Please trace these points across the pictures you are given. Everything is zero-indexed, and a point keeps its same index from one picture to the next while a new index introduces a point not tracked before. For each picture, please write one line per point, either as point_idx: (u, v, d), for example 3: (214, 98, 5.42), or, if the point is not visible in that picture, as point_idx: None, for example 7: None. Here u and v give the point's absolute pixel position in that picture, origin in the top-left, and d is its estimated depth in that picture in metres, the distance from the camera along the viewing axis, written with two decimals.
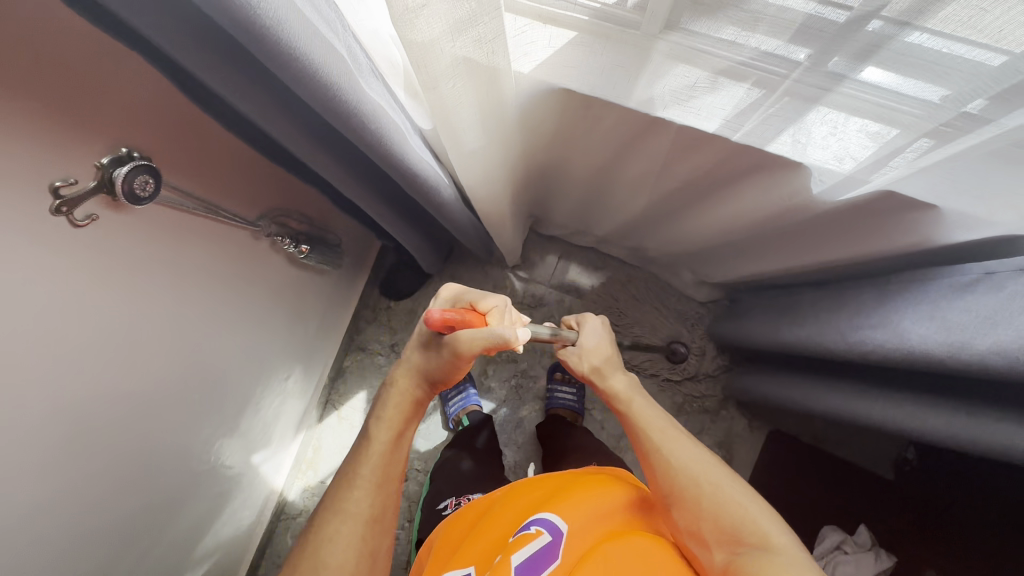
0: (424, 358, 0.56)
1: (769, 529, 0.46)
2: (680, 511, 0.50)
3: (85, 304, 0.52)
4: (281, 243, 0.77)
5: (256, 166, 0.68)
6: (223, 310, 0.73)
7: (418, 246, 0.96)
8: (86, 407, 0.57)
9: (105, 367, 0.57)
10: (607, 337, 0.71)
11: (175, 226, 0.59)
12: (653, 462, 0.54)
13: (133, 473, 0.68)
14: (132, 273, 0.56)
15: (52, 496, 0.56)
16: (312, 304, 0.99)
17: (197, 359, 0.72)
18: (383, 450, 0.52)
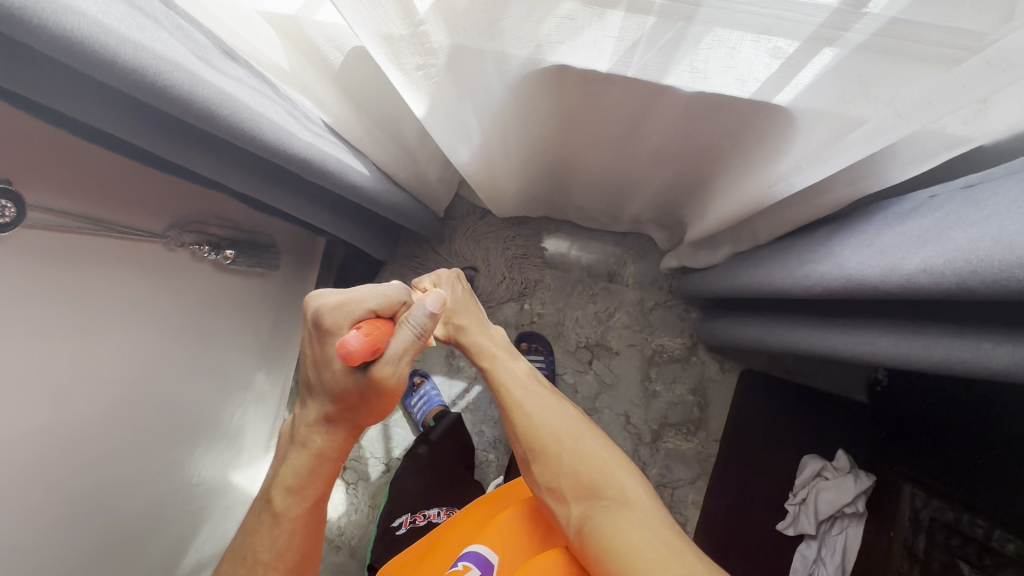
0: (340, 409, 0.52)
1: (622, 483, 0.54)
2: (541, 470, 0.57)
3: None
4: (200, 251, 0.73)
5: (153, 173, 0.63)
6: (149, 329, 0.70)
7: (359, 236, 0.93)
8: (5, 451, 0.54)
9: (21, 407, 0.55)
10: (462, 293, 0.74)
11: (66, 250, 0.55)
12: (519, 423, 0.61)
13: (87, 504, 0.66)
14: (23, 306, 0.52)
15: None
16: (254, 311, 0.95)
17: (129, 385, 0.69)
18: (291, 530, 0.52)
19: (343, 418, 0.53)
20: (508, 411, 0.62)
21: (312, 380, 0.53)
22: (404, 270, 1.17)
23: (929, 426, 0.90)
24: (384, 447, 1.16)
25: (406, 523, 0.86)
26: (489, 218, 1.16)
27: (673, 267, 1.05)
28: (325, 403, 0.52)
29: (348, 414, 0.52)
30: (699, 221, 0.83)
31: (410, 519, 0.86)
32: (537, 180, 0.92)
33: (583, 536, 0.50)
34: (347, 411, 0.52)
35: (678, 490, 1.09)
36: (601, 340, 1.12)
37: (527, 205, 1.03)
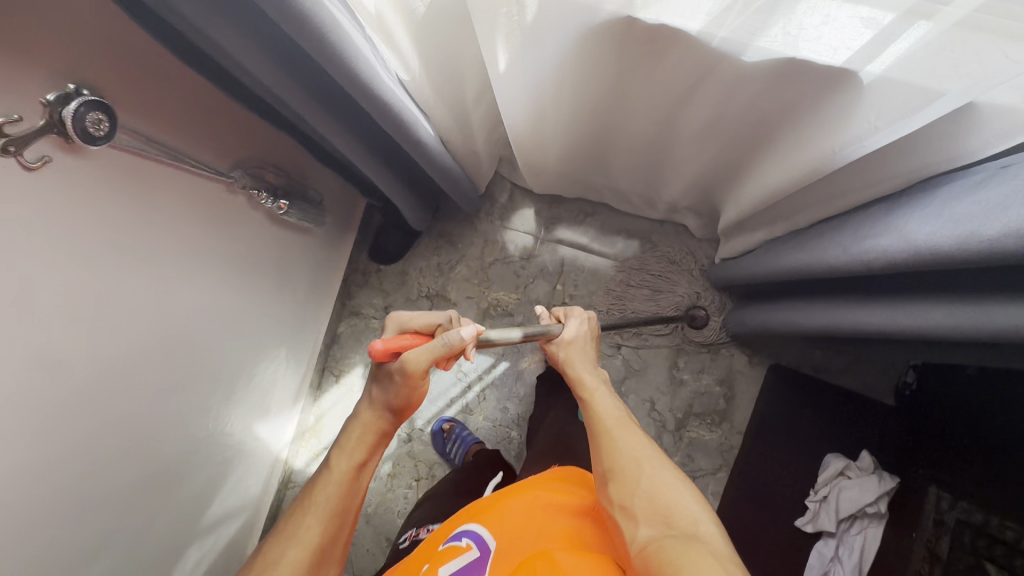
0: (382, 388, 0.54)
1: (698, 518, 0.47)
2: (616, 488, 0.51)
3: (54, 262, 0.50)
4: (258, 197, 0.74)
5: (225, 110, 0.64)
6: (201, 270, 0.71)
7: (406, 202, 0.93)
8: (64, 370, 0.55)
9: (83, 328, 0.55)
10: (590, 331, 0.71)
11: (143, 176, 0.56)
12: (603, 443, 0.55)
13: (128, 438, 0.67)
14: (98, 225, 0.53)
15: (46, 456, 0.56)
16: (295, 268, 0.96)
17: (178, 324, 0.70)
18: (343, 480, 0.51)
19: (382, 397, 0.54)
20: (598, 430, 0.57)
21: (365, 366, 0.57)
22: (439, 243, 1.18)
23: (957, 431, 0.90)
24: (408, 415, 1.15)
25: (409, 538, 0.81)
26: (528, 197, 1.17)
27: (720, 258, 1.04)
28: (371, 382, 0.55)
29: (383, 395, 0.54)
30: (737, 201, 0.83)
31: (414, 534, 0.81)
32: (583, 163, 0.92)
33: (649, 556, 0.44)
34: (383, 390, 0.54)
35: (699, 480, 1.10)
36: (633, 325, 1.13)
37: (572, 185, 1.03)
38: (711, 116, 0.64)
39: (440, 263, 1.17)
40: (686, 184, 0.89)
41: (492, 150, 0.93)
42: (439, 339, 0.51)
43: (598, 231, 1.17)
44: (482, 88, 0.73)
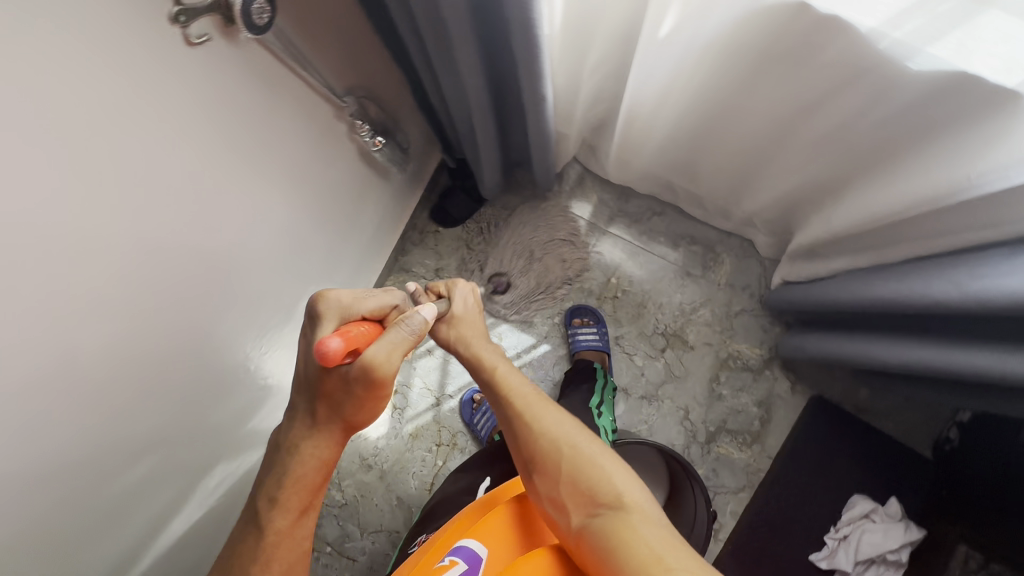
0: (326, 413, 0.53)
1: (621, 485, 0.51)
2: (543, 479, 0.54)
3: (164, 140, 0.49)
4: (359, 129, 0.74)
5: (349, 28, 0.65)
6: (291, 189, 0.71)
7: (489, 163, 0.93)
8: (155, 255, 0.55)
9: (181, 216, 0.55)
10: (476, 305, 0.66)
11: (261, 73, 0.56)
12: (520, 432, 0.57)
13: (193, 342, 0.67)
14: (211, 114, 0.53)
15: (130, 335, 0.56)
16: (368, 211, 0.96)
17: (259, 237, 0.70)
18: (279, 539, 0.53)
19: (327, 424, 0.54)
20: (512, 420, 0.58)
21: (298, 383, 0.55)
22: (501, 214, 1.17)
23: (994, 491, 0.89)
24: (439, 378, 1.16)
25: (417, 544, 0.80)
26: (598, 186, 1.17)
27: (781, 279, 1.01)
28: (309, 406, 0.54)
29: (330, 415, 0.53)
30: (821, 220, 0.82)
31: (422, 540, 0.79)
32: (670, 164, 0.92)
33: (587, 541, 0.47)
34: (333, 411, 0.53)
35: (718, 496, 1.05)
36: (681, 332, 1.11)
37: (652, 184, 1.02)
38: (834, 125, 0.63)
39: (499, 235, 1.16)
40: (770, 199, 0.88)
41: (583, 128, 0.93)
42: (407, 327, 0.51)
43: (661, 231, 1.15)
44: (601, 59, 0.73)
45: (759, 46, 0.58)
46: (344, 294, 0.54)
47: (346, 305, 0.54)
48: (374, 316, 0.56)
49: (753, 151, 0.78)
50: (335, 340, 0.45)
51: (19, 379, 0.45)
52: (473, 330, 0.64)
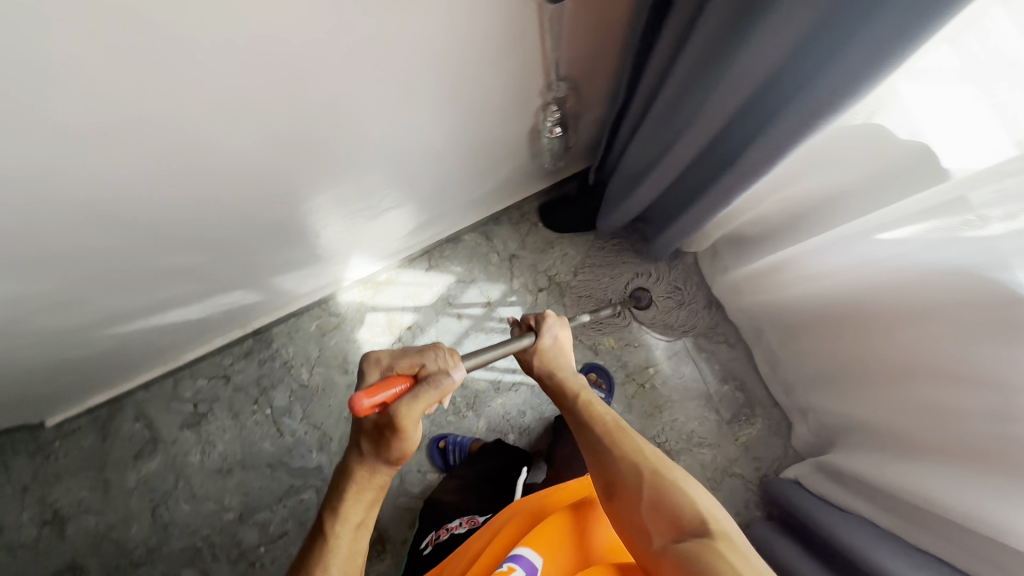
0: (372, 447, 0.56)
1: (707, 511, 0.49)
2: (624, 503, 0.53)
3: (401, 25, 0.52)
4: (547, 112, 0.76)
5: (609, 38, 0.67)
6: (462, 121, 0.73)
7: (624, 208, 0.94)
8: (326, 102, 0.58)
9: (368, 87, 0.58)
10: (563, 334, 0.73)
11: (517, 25, 0.58)
12: (603, 457, 0.58)
13: (292, 185, 0.70)
14: (453, 29, 0.55)
15: (257, 145, 0.59)
16: (497, 171, 0.98)
17: (406, 143, 0.72)
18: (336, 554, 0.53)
19: (369, 464, 0.56)
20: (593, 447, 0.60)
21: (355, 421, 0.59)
22: (590, 244, 1.18)
23: None
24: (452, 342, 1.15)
25: (429, 543, 0.82)
26: (696, 285, 1.15)
27: (793, 476, 0.99)
28: (361, 442, 0.56)
29: (374, 452, 0.56)
30: (868, 457, 0.79)
31: (434, 538, 0.82)
32: (779, 314, 0.91)
33: (671, 564, 0.45)
34: (376, 452, 0.56)
35: None
36: (673, 455, 1.08)
37: (747, 314, 1.03)
38: (946, 402, 0.61)
39: (582, 263, 1.17)
40: (838, 408, 0.86)
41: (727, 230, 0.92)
42: (433, 385, 0.55)
43: (719, 361, 1.13)
44: (794, 196, 0.72)
45: (944, 293, 0.57)
46: (386, 353, 0.59)
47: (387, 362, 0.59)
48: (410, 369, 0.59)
49: (859, 362, 0.77)
50: (365, 393, 0.52)
51: (160, 117, 0.49)
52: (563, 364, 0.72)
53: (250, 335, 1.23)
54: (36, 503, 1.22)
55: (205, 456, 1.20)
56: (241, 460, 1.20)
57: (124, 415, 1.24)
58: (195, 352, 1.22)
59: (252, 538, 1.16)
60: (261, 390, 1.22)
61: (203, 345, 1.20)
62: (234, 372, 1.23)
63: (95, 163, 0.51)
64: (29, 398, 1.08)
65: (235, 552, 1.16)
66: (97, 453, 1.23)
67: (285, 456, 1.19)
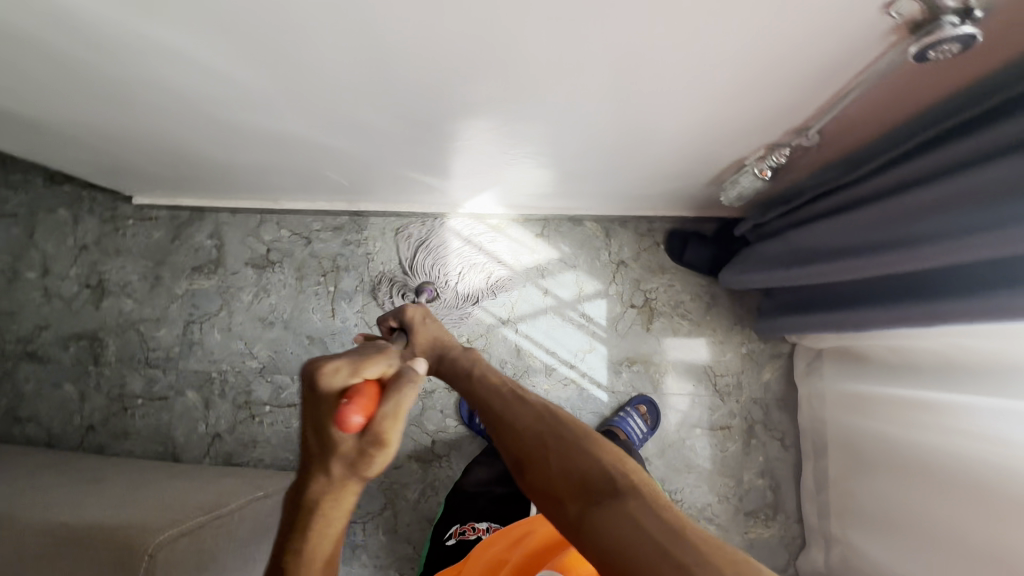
0: (339, 486, 0.43)
1: (607, 463, 0.43)
2: (528, 470, 0.47)
3: (748, 24, 0.49)
4: (771, 154, 0.76)
5: (895, 113, 0.63)
6: (698, 117, 0.71)
7: (770, 276, 0.92)
8: (618, 54, 0.56)
9: (661, 58, 0.56)
10: (430, 322, 0.71)
11: (837, 68, 0.55)
12: (502, 428, 0.51)
13: (512, 102, 0.69)
14: (785, 46, 0.52)
15: (529, 59, 0.58)
16: (670, 175, 0.96)
17: (637, 113, 0.71)
18: None
19: (335, 501, 0.43)
20: (493, 420, 0.53)
21: (305, 455, 0.43)
22: (703, 295, 1.16)
23: None
24: (524, 311, 1.17)
25: (455, 536, 0.82)
26: (780, 375, 1.13)
27: None
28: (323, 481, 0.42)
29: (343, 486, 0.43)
30: None
31: (460, 532, 0.82)
32: (879, 445, 0.89)
33: (585, 536, 0.39)
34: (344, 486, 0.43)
35: None
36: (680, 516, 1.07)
37: (837, 428, 1.00)
38: None
39: (682, 301, 1.16)
40: (886, 558, 0.84)
41: (864, 342, 0.90)
42: (414, 379, 0.44)
43: (766, 454, 1.11)
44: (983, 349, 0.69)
45: None
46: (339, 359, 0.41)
47: (342, 369, 0.42)
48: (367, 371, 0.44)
49: (943, 529, 0.75)
50: (354, 413, 0.39)
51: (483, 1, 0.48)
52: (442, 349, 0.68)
53: (349, 213, 1.23)
54: (89, 263, 1.25)
55: (256, 299, 1.21)
56: (285, 320, 1.20)
57: (200, 228, 1.25)
58: (294, 202, 1.22)
59: (262, 394, 1.18)
60: (334, 267, 1.21)
61: (306, 200, 1.20)
62: (316, 238, 1.23)
63: (400, 7, 0.50)
64: (139, 172, 1.09)
65: (243, 398, 1.18)
66: (161, 248, 1.25)
67: (327, 337, 1.18)
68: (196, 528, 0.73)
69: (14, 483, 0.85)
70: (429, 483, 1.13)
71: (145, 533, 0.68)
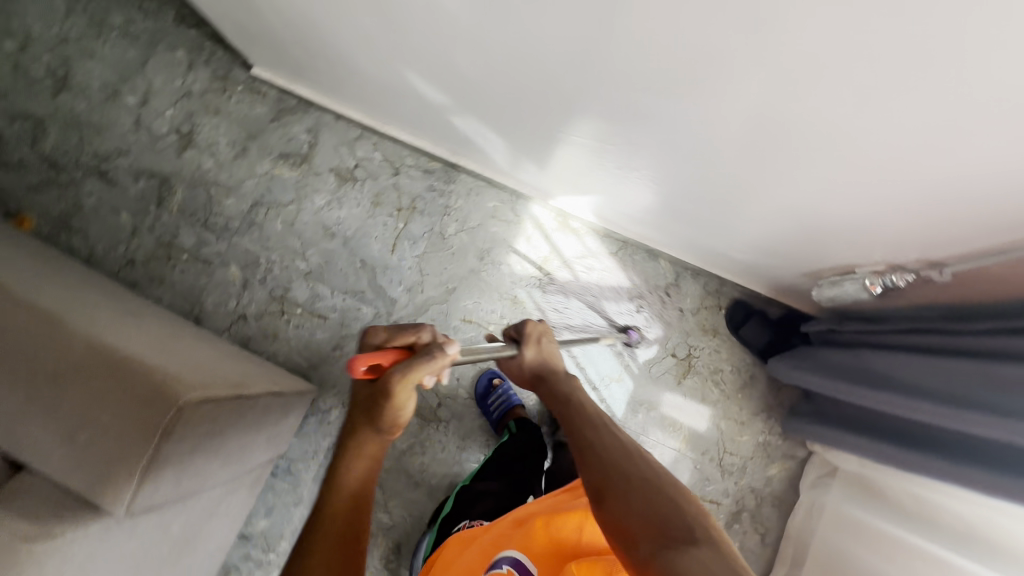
0: (370, 421, 0.60)
1: (690, 517, 0.44)
2: (607, 499, 0.48)
3: (968, 147, 0.50)
4: (894, 275, 0.77)
5: None
6: (842, 208, 0.72)
7: (822, 382, 0.93)
8: (816, 126, 0.56)
9: (856, 146, 0.57)
10: (546, 344, 0.76)
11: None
12: (589, 455, 0.54)
13: (676, 127, 0.69)
14: (989, 180, 0.53)
15: (725, 100, 0.58)
16: (769, 251, 0.96)
17: (786, 180, 0.71)
18: (335, 521, 0.59)
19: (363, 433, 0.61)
20: (581, 446, 0.56)
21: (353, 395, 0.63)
22: (742, 372, 1.17)
23: None
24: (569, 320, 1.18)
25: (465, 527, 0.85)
26: (784, 475, 1.14)
27: None
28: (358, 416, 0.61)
29: (374, 421, 0.60)
30: None
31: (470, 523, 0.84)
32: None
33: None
34: (374, 424, 0.60)
35: None
36: None
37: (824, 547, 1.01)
38: None
39: (720, 369, 1.17)
40: None
41: (888, 479, 0.91)
42: (428, 357, 0.55)
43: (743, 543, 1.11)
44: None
45: None
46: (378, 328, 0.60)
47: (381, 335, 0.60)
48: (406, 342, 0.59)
49: None
50: (358, 360, 0.52)
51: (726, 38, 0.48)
52: (545, 373, 0.73)
53: (445, 163, 1.23)
54: (186, 110, 1.26)
55: (328, 207, 1.22)
56: (346, 237, 1.21)
57: (301, 120, 1.25)
58: (397, 132, 1.22)
59: (299, 297, 1.19)
60: (410, 207, 1.22)
61: (410, 135, 1.21)
62: (405, 173, 1.23)
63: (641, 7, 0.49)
64: (274, 47, 1.09)
65: (280, 293, 1.19)
66: (258, 124, 1.25)
67: (381, 269, 1.20)
68: (222, 400, 0.75)
69: (63, 288, 0.86)
70: (419, 440, 1.15)
71: (181, 386, 0.70)
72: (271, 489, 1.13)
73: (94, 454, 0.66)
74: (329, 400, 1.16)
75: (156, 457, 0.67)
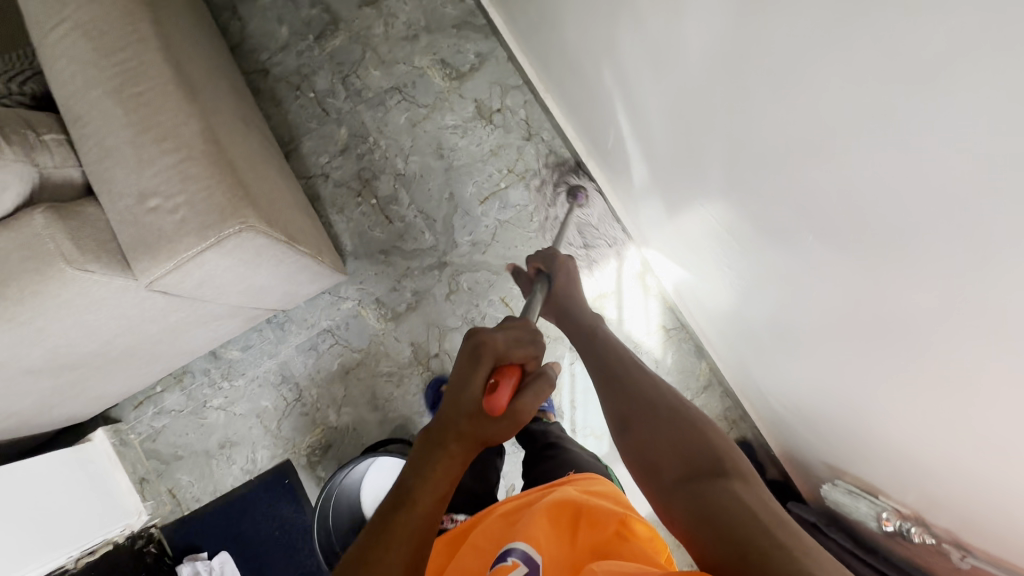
0: (478, 426, 0.50)
1: (716, 447, 0.48)
2: (637, 435, 0.54)
3: None
4: (914, 528, 0.73)
5: None
6: (894, 443, 0.68)
7: None
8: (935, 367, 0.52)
9: (957, 410, 0.53)
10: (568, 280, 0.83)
11: None
12: (621, 394, 0.59)
13: (802, 273, 0.66)
14: None
15: (871, 285, 0.54)
16: (806, 423, 0.91)
17: (862, 387, 0.67)
18: (417, 525, 0.46)
19: (462, 434, 0.49)
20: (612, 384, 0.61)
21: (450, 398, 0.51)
22: None
23: None
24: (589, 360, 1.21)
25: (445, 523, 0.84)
26: None
27: None
28: (464, 417, 0.49)
29: (478, 434, 0.50)
30: None
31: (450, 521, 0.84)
32: None
33: (676, 502, 0.45)
34: (477, 429, 0.50)
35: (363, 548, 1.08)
36: None
37: None
38: None
39: None
40: None
41: None
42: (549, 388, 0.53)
43: None
44: None
45: None
46: (497, 334, 0.53)
47: (499, 345, 0.53)
48: (518, 358, 0.54)
49: None
50: (501, 395, 0.50)
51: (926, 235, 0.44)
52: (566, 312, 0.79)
53: (575, 157, 1.21)
54: None
55: (453, 130, 1.22)
56: (451, 165, 1.22)
57: (478, 41, 1.24)
58: (551, 103, 1.20)
59: (382, 190, 1.21)
60: (521, 175, 1.21)
61: (560, 114, 1.19)
62: (535, 143, 1.22)
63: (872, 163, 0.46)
64: None
65: (367, 176, 1.22)
66: (440, 21, 1.25)
67: (464, 211, 1.21)
68: (274, 244, 0.78)
69: (204, 65, 0.88)
70: (399, 373, 1.17)
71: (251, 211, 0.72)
72: (259, 331, 1.17)
73: (149, 222, 0.69)
74: (350, 290, 1.19)
75: (195, 257, 0.70)
